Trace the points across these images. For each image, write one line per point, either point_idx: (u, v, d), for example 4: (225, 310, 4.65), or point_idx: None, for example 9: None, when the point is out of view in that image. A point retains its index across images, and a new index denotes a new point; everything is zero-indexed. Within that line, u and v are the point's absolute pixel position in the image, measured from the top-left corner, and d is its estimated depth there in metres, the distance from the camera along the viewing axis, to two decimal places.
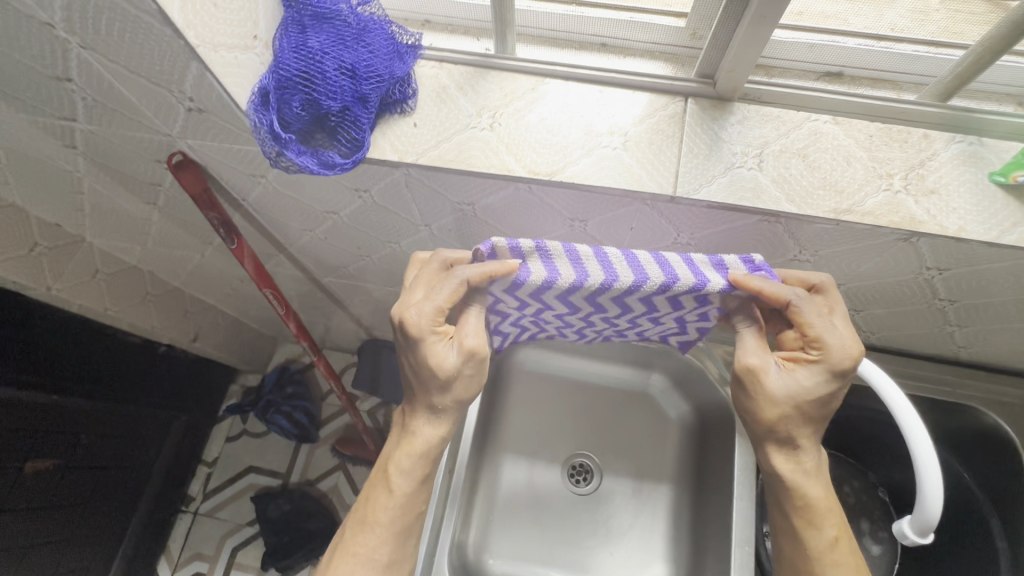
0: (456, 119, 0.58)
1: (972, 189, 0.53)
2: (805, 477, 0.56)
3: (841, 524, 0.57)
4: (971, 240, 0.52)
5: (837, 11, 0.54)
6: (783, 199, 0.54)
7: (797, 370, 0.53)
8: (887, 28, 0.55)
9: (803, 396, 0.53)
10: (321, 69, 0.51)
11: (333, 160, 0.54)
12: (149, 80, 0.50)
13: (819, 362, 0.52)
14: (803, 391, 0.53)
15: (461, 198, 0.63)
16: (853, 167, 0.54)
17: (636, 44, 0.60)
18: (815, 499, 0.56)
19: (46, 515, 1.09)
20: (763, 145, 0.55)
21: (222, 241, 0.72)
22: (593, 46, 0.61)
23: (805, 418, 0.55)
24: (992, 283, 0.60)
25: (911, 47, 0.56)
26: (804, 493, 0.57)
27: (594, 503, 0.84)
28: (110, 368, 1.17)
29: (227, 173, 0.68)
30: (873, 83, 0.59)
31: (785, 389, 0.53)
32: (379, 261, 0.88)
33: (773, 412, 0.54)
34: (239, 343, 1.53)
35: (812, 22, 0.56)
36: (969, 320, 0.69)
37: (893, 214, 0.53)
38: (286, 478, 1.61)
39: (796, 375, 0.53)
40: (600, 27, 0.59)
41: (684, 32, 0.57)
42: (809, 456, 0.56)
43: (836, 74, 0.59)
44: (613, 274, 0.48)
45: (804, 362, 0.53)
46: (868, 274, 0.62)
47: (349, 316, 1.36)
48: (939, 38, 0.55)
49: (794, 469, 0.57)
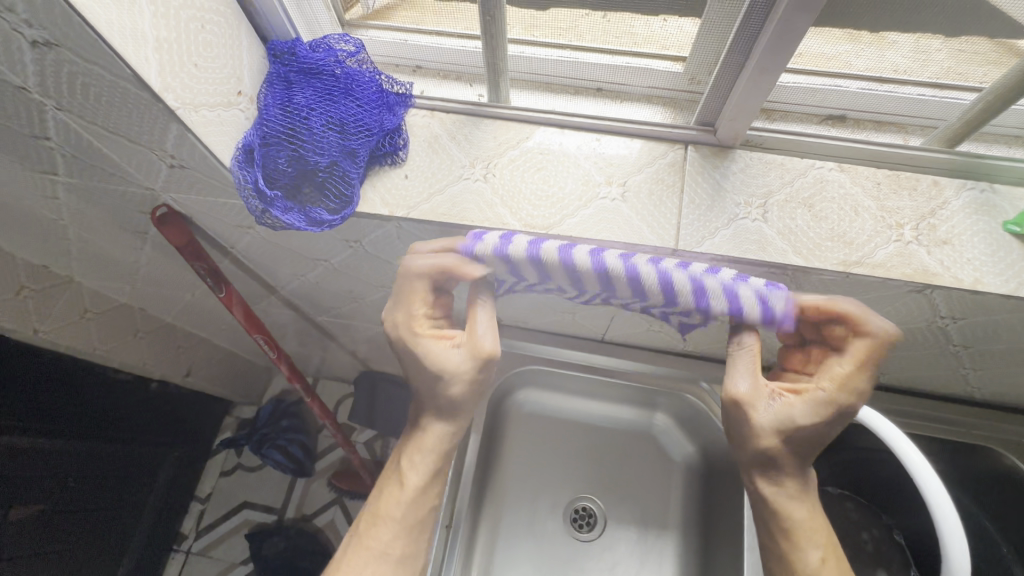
0: (448, 170, 0.56)
1: (986, 239, 0.51)
2: (789, 500, 0.53)
3: (829, 545, 0.54)
4: (988, 293, 0.50)
5: (838, 52, 0.51)
6: (790, 252, 0.52)
7: (793, 402, 0.48)
8: (890, 69, 0.53)
9: (794, 431, 0.48)
10: (307, 124, 0.50)
11: (321, 217, 0.51)
12: (129, 139, 0.48)
13: (817, 398, 0.47)
14: (797, 427, 0.47)
15: None
16: (861, 217, 0.52)
17: (634, 89, 0.58)
18: (800, 521, 0.53)
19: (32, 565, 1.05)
20: (766, 195, 0.53)
21: (210, 290, 0.68)
22: (589, 91, 0.59)
23: (796, 450, 0.50)
24: (1008, 331, 0.57)
25: (916, 90, 0.54)
26: (789, 516, 0.53)
27: (597, 551, 0.81)
28: (100, 408, 1.14)
29: (213, 222, 0.66)
30: (877, 127, 0.57)
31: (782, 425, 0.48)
32: (372, 302, 0.86)
33: (763, 445, 0.49)
34: (233, 377, 1.50)
35: (813, 65, 0.53)
36: (984, 364, 0.67)
37: (905, 266, 0.50)
38: (281, 514, 1.56)
39: (791, 409, 0.48)
40: (595, 72, 0.57)
41: (682, 78, 0.55)
42: (793, 481, 0.52)
43: (839, 117, 0.57)
44: (609, 287, 0.49)
45: (801, 396, 0.48)
46: (879, 321, 0.60)
47: (344, 349, 1.33)
48: (943, 80, 0.53)
49: (776, 492, 0.53)
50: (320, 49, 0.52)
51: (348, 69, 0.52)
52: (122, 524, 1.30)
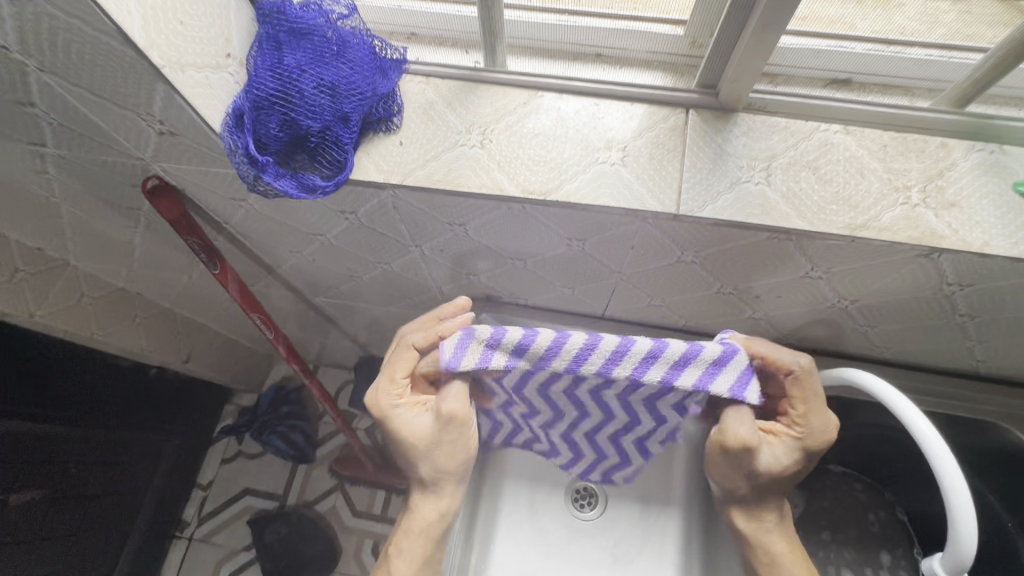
0: (444, 137, 0.55)
1: (996, 200, 0.50)
2: (767, 532, 0.61)
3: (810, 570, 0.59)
4: (997, 256, 0.49)
5: (843, 13, 0.51)
6: (793, 216, 0.51)
7: (776, 444, 0.53)
8: (896, 31, 0.52)
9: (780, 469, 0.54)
10: (299, 87, 0.48)
11: (315, 183, 0.51)
12: (116, 103, 0.47)
13: (797, 439, 0.53)
14: (781, 466, 0.54)
15: (451, 219, 0.60)
16: (867, 180, 0.51)
17: (634, 53, 0.57)
18: (779, 552, 0.60)
19: (33, 549, 1.05)
20: (770, 158, 0.52)
21: (204, 266, 0.67)
22: (589, 57, 0.58)
23: (777, 484, 0.57)
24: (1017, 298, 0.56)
25: (924, 52, 0.52)
26: (768, 548, 0.61)
27: (599, 529, 0.80)
28: (99, 393, 1.13)
29: (207, 196, 0.65)
30: (882, 90, 0.55)
31: (767, 468, 0.53)
32: (370, 281, 0.85)
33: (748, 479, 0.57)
34: (232, 364, 1.50)
35: (817, 27, 0.52)
36: (990, 335, 0.66)
37: (912, 230, 0.49)
38: (283, 500, 1.56)
39: (777, 449, 0.53)
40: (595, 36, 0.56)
41: (683, 40, 0.54)
42: (770, 513, 0.60)
43: (844, 81, 0.56)
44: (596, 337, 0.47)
45: (785, 436, 0.54)
46: (885, 290, 0.59)
47: (344, 334, 1.32)
48: (952, 41, 0.52)
49: (755, 527, 0.61)
50: (311, 9, 0.50)
51: (338, 31, 0.50)
52: (124, 509, 1.30)
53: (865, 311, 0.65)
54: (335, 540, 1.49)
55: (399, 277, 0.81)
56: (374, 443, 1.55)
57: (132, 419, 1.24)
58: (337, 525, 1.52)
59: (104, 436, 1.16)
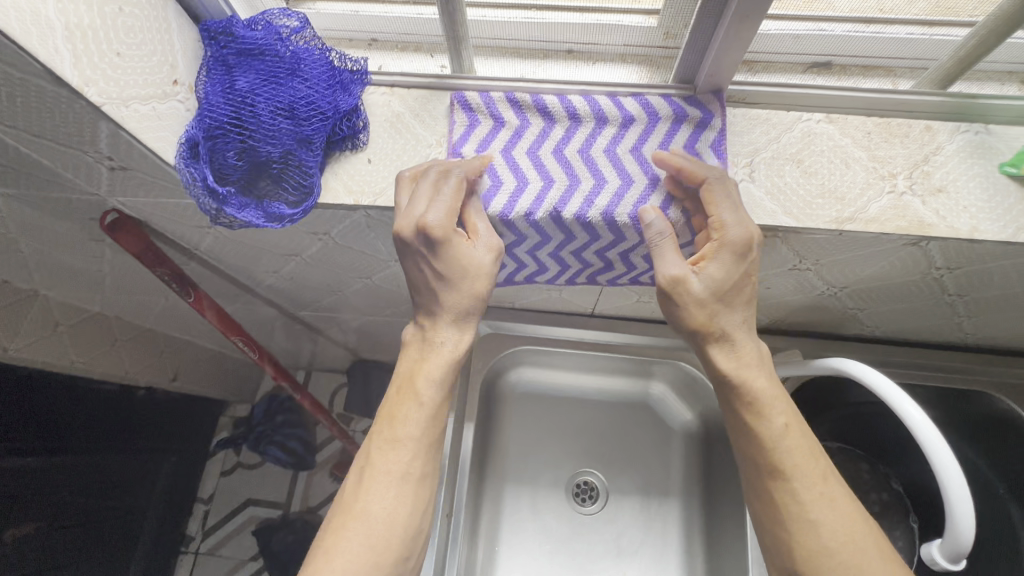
0: (414, 150, 0.53)
1: (982, 183, 0.49)
2: (749, 369, 0.52)
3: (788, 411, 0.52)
4: (986, 240, 0.48)
5: None
6: (779, 211, 0.49)
7: (705, 266, 0.48)
8: (875, 9, 0.46)
9: (721, 288, 0.48)
10: (254, 111, 0.46)
11: (281, 212, 0.48)
12: (58, 142, 0.44)
13: (722, 248, 0.47)
14: (718, 284, 0.48)
15: None
16: (851, 170, 0.50)
17: (608, 48, 0.52)
18: (760, 390, 0.51)
19: None
20: (753, 152, 0.50)
21: (178, 296, 0.65)
22: (560, 53, 0.54)
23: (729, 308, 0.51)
24: (1006, 276, 0.56)
25: (905, 29, 0.48)
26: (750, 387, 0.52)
27: (601, 523, 0.80)
28: (87, 421, 1.11)
29: (171, 224, 0.62)
30: (865, 72, 0.53)
31: (700, 289, 0.48)
32: (353, 293, 0.83)
33: (702, 317, 0.50)
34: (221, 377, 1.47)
35: (793, 9, 0.47)
36: (980, 310, 0.66)
37: (899, 219, 0.48)
38: (287, 508, 1.56)
39: (708, 270, 0.48)
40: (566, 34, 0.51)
41: (656, 32, 0.50)
42: (746, 347, 0.52)
43: (825, 64, 0.53)
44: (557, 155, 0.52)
45: (708, 254, 0.48)
46: (874, 276, 0.58)
47: (332, 340, 1.30)
48: (932, 16, 0.46)
49: (738, 365, 0.52)
50: (259, 27, 0.47)
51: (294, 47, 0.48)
52: (125, 532, 1.29)
53: (854, 295, 0.64)
54: None
55: (382, 289, 0.79)
56: None
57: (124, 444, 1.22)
58: None
59: (97, 464, 1.14)
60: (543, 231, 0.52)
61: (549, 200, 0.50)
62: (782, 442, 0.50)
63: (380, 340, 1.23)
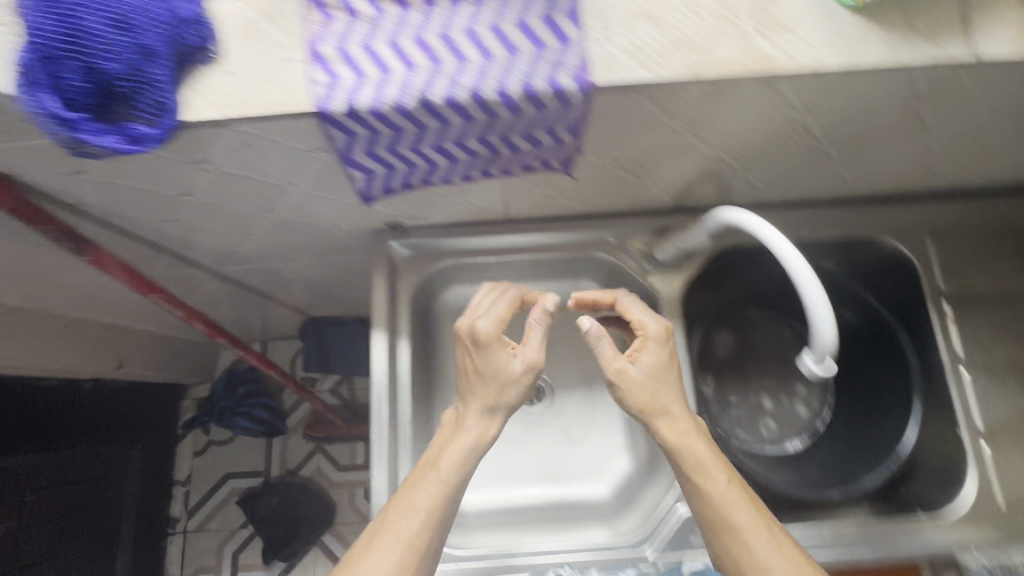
0: (270, 53, 0.51)
1: (827, 18, 0.51)
2: (685, 439, 0.64)
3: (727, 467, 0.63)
4: (829, 73, 0.51)
5: None
6: (637, 68, 0.51)
7: (642, 358, 0.66)
8: None
9: (661, 375, 0.66)
10: (84, 25, 0.44)
11: (141, 132, 0.48)
12: None
13: (647, 339, 0.68)
14: (653, 368, 0.66)
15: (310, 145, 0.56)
16: (703, 19, 0.51)
17: None
18: (702, 454, 0.63)
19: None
20: (608, 13, 0.51)
21: (75, 252, 0.68)
22: None
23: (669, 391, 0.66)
24: (863, 112, 0.60)
25: None
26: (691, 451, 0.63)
27: (550, 416, 0.86)
28: (32, 418, 1.09)
29: (45, 177, 0.60)
30: None
31: (640, 373, 0.65)
32: (267, 234, 0.81)
33: (644, 397, 0.65)
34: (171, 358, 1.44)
35: None
36: (855, 156, 0.70)
37: (748, 59, 0.51)
38: (267, 474, 1.59)
39: (643, 359, 0.66)
40: None
41: None
42: (682, 420, 0.65)
43: None
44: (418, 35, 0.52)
45: (641, 349, 0.67)
46: (748, 130, 0.61)
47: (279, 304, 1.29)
48: None
49: (676, 435, 0.64)
50: None
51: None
52: (101, 520, 1.31)
53: (738, 157, 0.68)
54: (327, 494, 1.55)
55: (295, 224, 0.78)
56: (340, 400, 1.57)
57: (81, 436, 1.21)
58: (324, 482, 1.56)
59: (55, 458, 1.13)
60: (416, 120, 0.52)
61: (417, 83, 0.50)
62: (720, 496, 0.61)
63: (321, 292, 1.23)
